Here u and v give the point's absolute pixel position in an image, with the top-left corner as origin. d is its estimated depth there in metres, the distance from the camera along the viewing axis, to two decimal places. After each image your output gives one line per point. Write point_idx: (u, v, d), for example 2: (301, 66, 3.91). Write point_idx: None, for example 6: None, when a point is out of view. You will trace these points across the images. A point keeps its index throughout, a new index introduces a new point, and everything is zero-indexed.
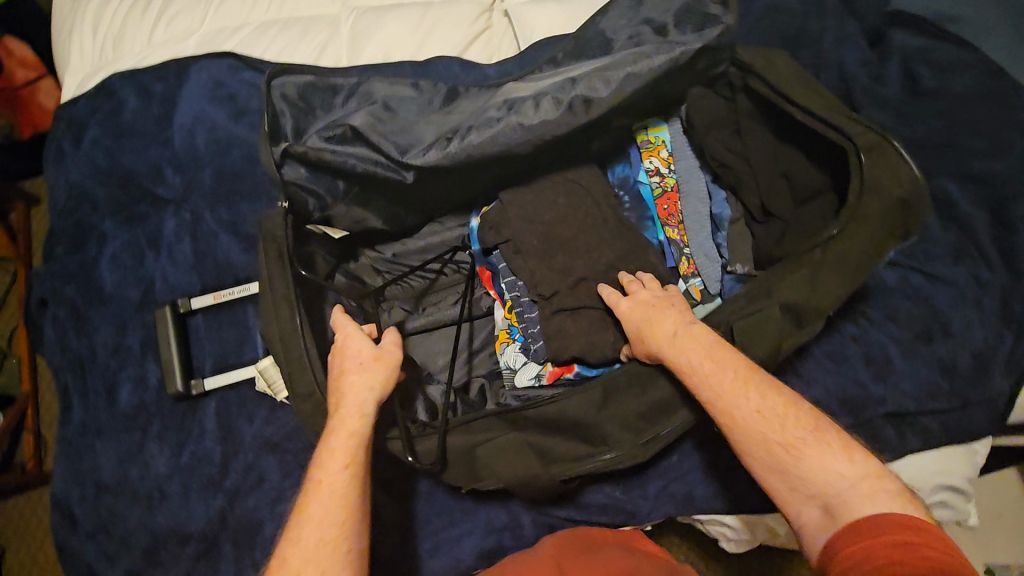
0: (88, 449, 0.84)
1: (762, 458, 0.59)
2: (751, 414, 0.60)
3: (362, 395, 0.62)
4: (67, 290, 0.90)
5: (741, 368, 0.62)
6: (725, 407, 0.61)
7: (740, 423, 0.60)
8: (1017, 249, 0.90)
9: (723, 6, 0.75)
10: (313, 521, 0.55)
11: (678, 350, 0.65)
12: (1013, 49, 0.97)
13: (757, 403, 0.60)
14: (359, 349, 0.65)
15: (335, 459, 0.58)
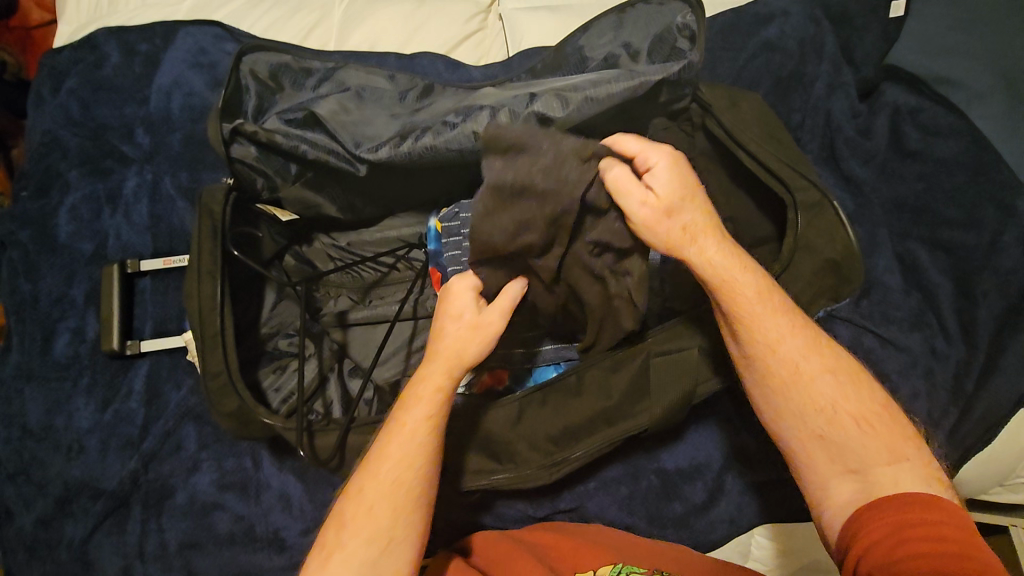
0: (17, 393, 0.85)
1: (802, 417, 0.60)
2: (810, 377, 0.60)
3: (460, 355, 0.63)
4: (23, 234, 0.91)
5: (808, 335, 0.61)
6: (784, 370, 0.60)
7: (795, 385, 0.60)
8: (978, 324, 0.87)
9: (691, 43, 0.75)
10: (388, 463, 0.60)
11: (747, 297, 0.61)
12: (1006, 117, 0.93)
13: (815, 369, 0.60)
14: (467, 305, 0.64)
15: (421, 408, 0.61)
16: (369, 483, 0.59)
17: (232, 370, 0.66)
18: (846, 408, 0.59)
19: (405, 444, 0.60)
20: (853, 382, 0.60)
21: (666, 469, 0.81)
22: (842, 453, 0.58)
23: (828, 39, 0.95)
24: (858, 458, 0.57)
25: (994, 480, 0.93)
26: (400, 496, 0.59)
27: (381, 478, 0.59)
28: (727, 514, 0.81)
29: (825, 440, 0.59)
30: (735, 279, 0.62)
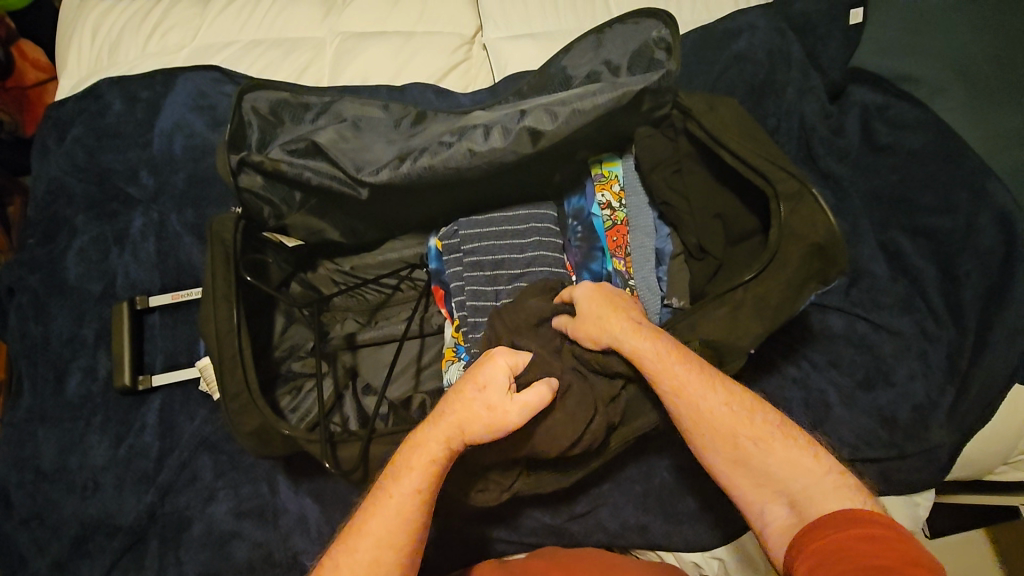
0: (30, 435, 0.85)
1: (729, 456, 0.62)
2: (727, 416, 0.62)
3: (451, 420, 0.60)
4: (32, 279, 0.93)
5: (711, 377, 0.63)
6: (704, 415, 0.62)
7: (720, 432, 0.62)
8: (964, 304, 0.91)
9: (667, 54, 0.80)
10: (374, 542, 0.58)
11: (650, 356, 0.63)
12: (968, 108, 0.99)
13: (720, 410, 0.62)
14: (496, 375, 0.60)
15: (411, 479, 0.59)
16: (346, 545, 0.59)
17: (252, 390, 0.69)
18: (748, 431, 0.61)
19: (389, 510, 0.58)
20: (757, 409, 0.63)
21: (678, 465, 0.83)
22: (765, 477, 0.61)
23: (795, 48, 1.01)
24: (785, 486, 0.60)
25: (999, 458, 0.95)
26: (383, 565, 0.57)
27: (366, 538, 0.58)
28: (741, 505, 0.82)
29: (760, 478, 0.61)
30: (643, 339, 0.63)
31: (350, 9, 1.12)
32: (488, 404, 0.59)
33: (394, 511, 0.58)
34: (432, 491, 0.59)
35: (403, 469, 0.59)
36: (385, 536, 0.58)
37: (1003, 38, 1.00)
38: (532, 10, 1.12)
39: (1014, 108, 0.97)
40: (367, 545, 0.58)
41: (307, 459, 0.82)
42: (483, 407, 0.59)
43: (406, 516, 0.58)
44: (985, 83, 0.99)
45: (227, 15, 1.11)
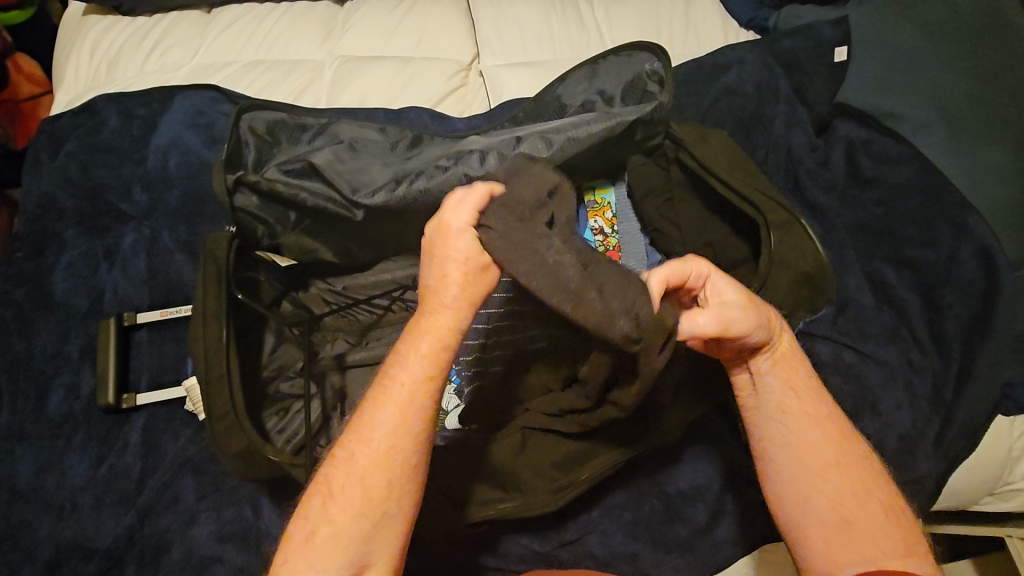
0: (7, 454, 0.83)
1: (829, 504, 0.59)
2: (853, 465, 0.61)
3: (449, 309, 0.58)
4: (18, 293, 0.92)
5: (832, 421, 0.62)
6: (831, 457, 0.60)
7: (834, 471, 0.60)
8: (948, 335, 0.93)
9: (660, 86, 0.83)
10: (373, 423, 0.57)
11: (795, 384, 0.62)
12: (949, 145, 1.02)
13: (830, 449, 0.61)
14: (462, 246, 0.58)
15: (408, 373, 0.57)
16: (344, 457, 0.57)
17: (238, 411, 0.69)
18: (875, 499, 0.60)
19: (388, 414, 0.57)
20: (888, 488, 0.61)
21: (668, 492, 0.82)
22: (862, 539, 0.58)
23: (782, 84, 1.05)
24: (875, 543, 0.57)
25: (985, 489, 0.95)
26: (390, 470, 0.56)
27: (373, 447, 0.56)
28: (730, 533, 0.82)
29: (846, 526, 0.58)
30: (792, 374, 0.63)
31: (350, 33, 1.14)
32: (459, 273, 0.57)
33: (394, 411, 0.56)
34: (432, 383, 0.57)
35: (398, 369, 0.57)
36: (392, 438, 0.56)
37: (982, 79, 1.04)
38: (528, 40, 1.15)
39: (992, 146, 1.01)
40: (371, 450, 0.56)
41: (291, 482, 0.81)
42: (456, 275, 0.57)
43: (409, 420, 0.57)
44: (965, 120, 1.02)
45: (228, 36, 1.13)
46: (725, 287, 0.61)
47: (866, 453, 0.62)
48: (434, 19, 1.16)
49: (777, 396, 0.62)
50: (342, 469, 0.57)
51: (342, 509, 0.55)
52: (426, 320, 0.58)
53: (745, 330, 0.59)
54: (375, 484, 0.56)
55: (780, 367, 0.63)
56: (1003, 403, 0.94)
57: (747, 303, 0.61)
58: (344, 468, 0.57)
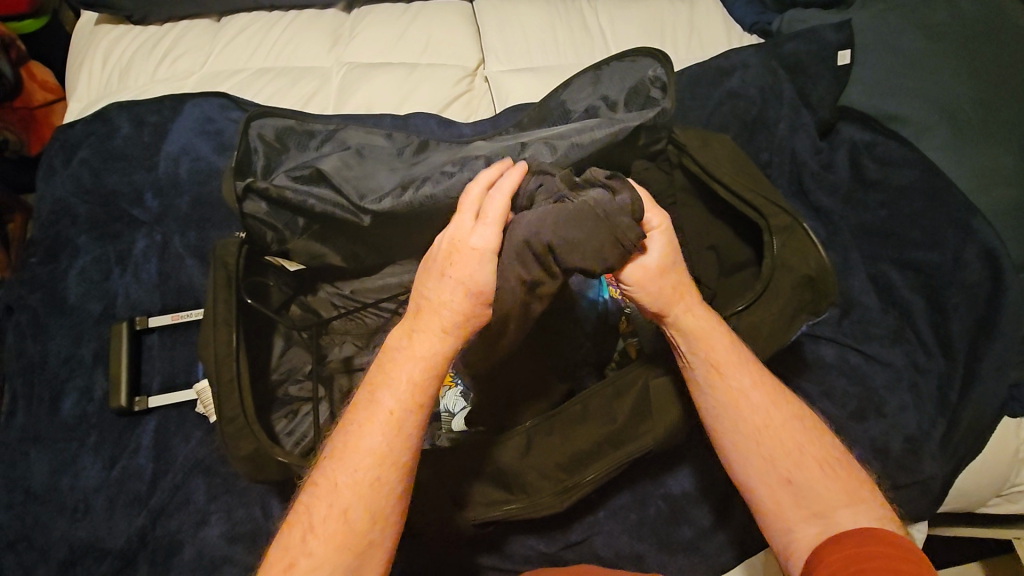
0: (22, 456, 0.85)
1: (769, 467, 0.61)
2: (783, 425, 0.62)
3: (441, 334, 0.57)
4: (32, 298, 0.93)
5: (768, 386, 0.63)
6: (760, 420, 0.62)
7: (765, 436, 0.61)
8: (953, 337, 0.93)
9: (662, 91, 0.83)
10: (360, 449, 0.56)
11: (718, 351, 0.63)
12: (954, 147, 1.02)
13: (771, 416, 0.62)
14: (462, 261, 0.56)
15: (395, 398, 0.56)
16: (326, 487, 0.56)
17: (248, 415, 0.70)
18: (815, 454, 0.61)
19: (374, 442, 0.56)
20: (823, 439, 0.63)
21: (673, 493, 0.83)
22: (807, 497, 0.59)
23: (785, 87, 1.05)
24: (822, 503, 0.59)
25: (991, 491, 0.95)
26: (376, 501, 0.55)
27: (358, 479, 0.55)
28: (735, 534, 0.82)
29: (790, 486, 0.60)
30: (709, 340, 0.62)
31: (356, 41, 1.15)
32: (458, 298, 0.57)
33: (380, 439, 0.56)
34: (419, 411, 0.57)
35: (385, 393, 0.57)
36: (378, 469, 0.55)
37: (986, 81, 1.04)
38: (533, 45, 1.16)
39: (997, 148, 1.01)
40: (358, 481, 0.55)
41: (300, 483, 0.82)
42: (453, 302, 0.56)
43: (397, 450, 0.56)
44: (969, 122, 1.02)
45: (237, 43, 1.15)
46: (646, 246, 0.60)
47: (795, 407, 0.64)
48: (440, 26, 1.17)
49: (701, 363, 0.63)
50: (327, 500, 0.55)
51: (328, 545, 0.54)
52: (411, 340, 0.57)
53: (642, 289, 0.60)
54: (361, 515, 0.55)
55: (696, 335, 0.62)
56: (1008, 405, 0.94)
57: (657, 268, 0.60)
58: (330, 500, 0.55)
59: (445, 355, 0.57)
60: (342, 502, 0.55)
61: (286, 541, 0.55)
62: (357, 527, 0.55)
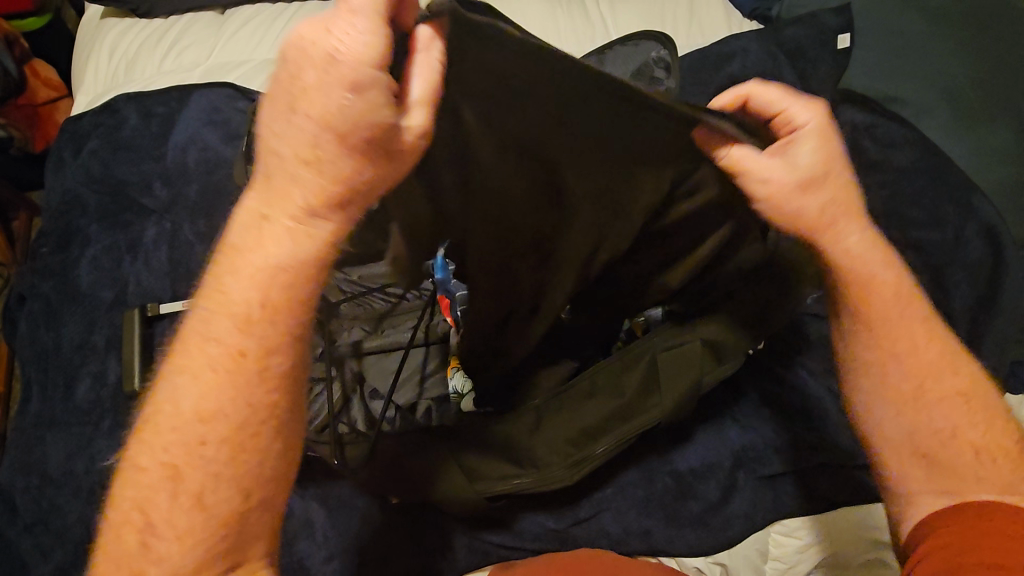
0: (38, 440, 0.86)
1: (909, 431, 0.60)
2: (942, 391, 0.60)
3: (301, 237, 0.44)
4: (45, 287, 0.95)
5: (941, 347, 0.61)
6: (921, 377, 0.60)
7: (919, 395, 0.60)
8: (955, 314, 0.94)
9: (666, 71, 0.85)
10: (205, 399, 0.46)
11: (883, 297, 0.60)
12: (953, 127, 1.03)
13: (934, 374, 0.60)
14: (341, 164, 0.41)
15: (246, 337, 0.45)
16: (157, 473, 0.46)
17: None
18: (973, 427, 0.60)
19: (201, 394, 0.46)
20: (988, 412, 0.61)
21: (680, 470, 0.84)
22: (951, 466, 0.59)
23: (784, 72, 1.06)
24: (962, 479, 0.59)
25: None
26: (235, 453, 0.46)
27: (206, 455, 0.46)
28: (743, 509, 0.83)
29: (927, 457, 0.60)
30: (876, 284, 0.60)
31: None
32: (329, 166, 0.41)
33: (216, 391, 0.46)
34: (272, 343, 0.46)
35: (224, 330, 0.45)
36: (231, 430, 0.46)
37: (986, 62, 1.05)
38: (534, 34, 1.16)
39: (998, 127, 1.02)
40: (202, 441, 0.45)
41: (315, 464, 0.83)
42: (314, 191, 0.42)
43: (256, 409, 0.46)
44: (969, 103, 1.03)
45: (242, 35, 1.16)
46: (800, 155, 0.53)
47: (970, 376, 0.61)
48: None
49: (862, 306, 0.60)
50: (164, 484, 0.45)
51: (177, 542, 0.45)
52: (256, 260, 0.45)
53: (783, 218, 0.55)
54: (206, 478, 0.46)
55: (863, 281, 0.59)
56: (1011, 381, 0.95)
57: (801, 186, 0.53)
58: (163, 465, 0.46)
59: (302, 254, 0.45)
60: (189, 484, 0.46)
61: (116, 506, 0.46)
62: (217, 505, 0.46)
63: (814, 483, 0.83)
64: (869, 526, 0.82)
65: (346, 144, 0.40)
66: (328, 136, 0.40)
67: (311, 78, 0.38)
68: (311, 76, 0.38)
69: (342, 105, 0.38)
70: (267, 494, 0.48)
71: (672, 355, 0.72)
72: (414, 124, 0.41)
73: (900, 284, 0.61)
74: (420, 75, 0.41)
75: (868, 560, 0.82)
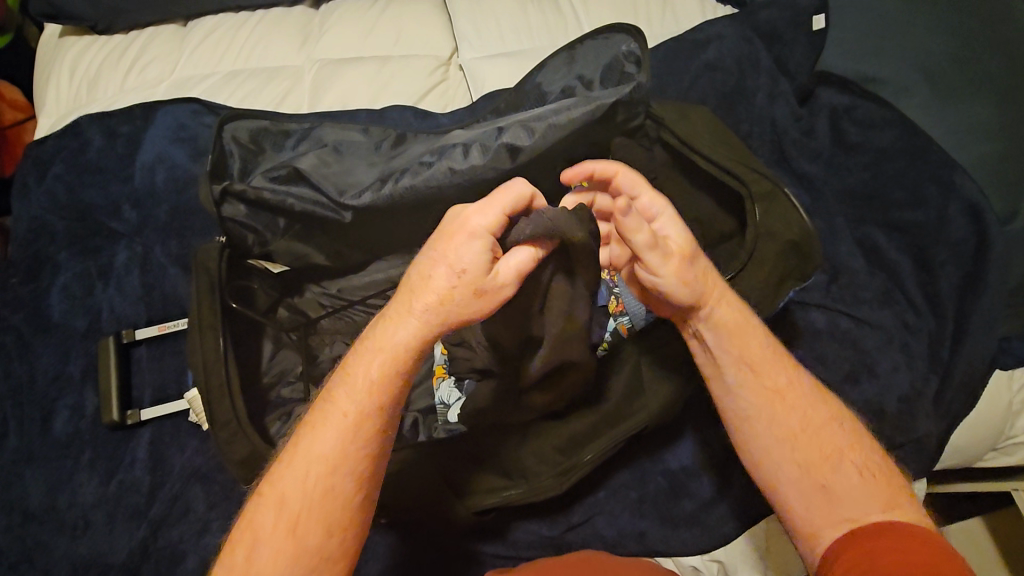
0: (17, 477, 0.84)
1: (800, 470, 0.62)
2: (821, 427, 0.63)
3: (406, 325, 0.56)
4: (15, 318, 0.92)
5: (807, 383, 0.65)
6: (793, 417, 0.63)
7: (801, 432, 0.63)
8: (940, 295, 0.93)
9: (637, 66, 0.83)
10: (312, 451, 0.56)
11: (753, 343, 0.64)
12: (932, 106, 1.02)
13: (818, 411, 0.64)
14: (451, 289, 0.54)
15: (352, 401, 0.57)
16: (269, 526, 0.56)
17: (241, 417, 0.71)
18: (853, 460, 0.62)
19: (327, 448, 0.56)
20: (857, 442, 0.64)
21: (672, 469, 0.83)
22: (840, 499, 0.60)
23: (762, 55, 1.03)
24: (856, 508, 0.60)
25: (986, 445, 0.96)
26: (332, 516, 0.56)
27: (307, 488, 0.56)
28: (737, 504, 0.82)
29: (825, 490, 0.61)
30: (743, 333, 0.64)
31: (327, 36, 1.14)
32: (447, 280, 0.53)
33: (330, 449, 0.56)
34: (369, 420, 0.57)
35: (340, 397, 0.57)
36: (329, 479, 0.56)
37: (961, 37, 1.04)
38: (505, 30, 1.14)
39: (976, 102, 1.01)
40: (305, 507, 0.56)
41: None
42: (424, 313, 0.55)
43: (347, 459, 0.56)
44: (945, 79, 1.02)
45: (205, 48, 1.13)
46: (663, 229, 0.61)
47: (831, 409, 0.64)
48: (412, 17, 1.16)
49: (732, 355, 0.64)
50: (275, 512, 0.56)
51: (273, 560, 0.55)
52: (375, 341, 0.57)
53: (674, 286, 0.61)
54: (311, 533, 0.55)
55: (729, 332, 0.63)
56: (1001, 358, 0.94)
57: (678, 254, 0.61)
58: (272, 515, 0.56)
59: (408, 354, 0.56)
60: (290, 512, 0.56)
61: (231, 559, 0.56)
62: (307, 540, 0.55)
63: None
64: None
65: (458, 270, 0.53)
66: (445, 293, 0.54)
67: (448, 242, 0.54)
68: (460, 227, 0.54)
69: (460, 280, 0.53)
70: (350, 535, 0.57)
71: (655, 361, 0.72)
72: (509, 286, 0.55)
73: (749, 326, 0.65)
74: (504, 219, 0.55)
75: None
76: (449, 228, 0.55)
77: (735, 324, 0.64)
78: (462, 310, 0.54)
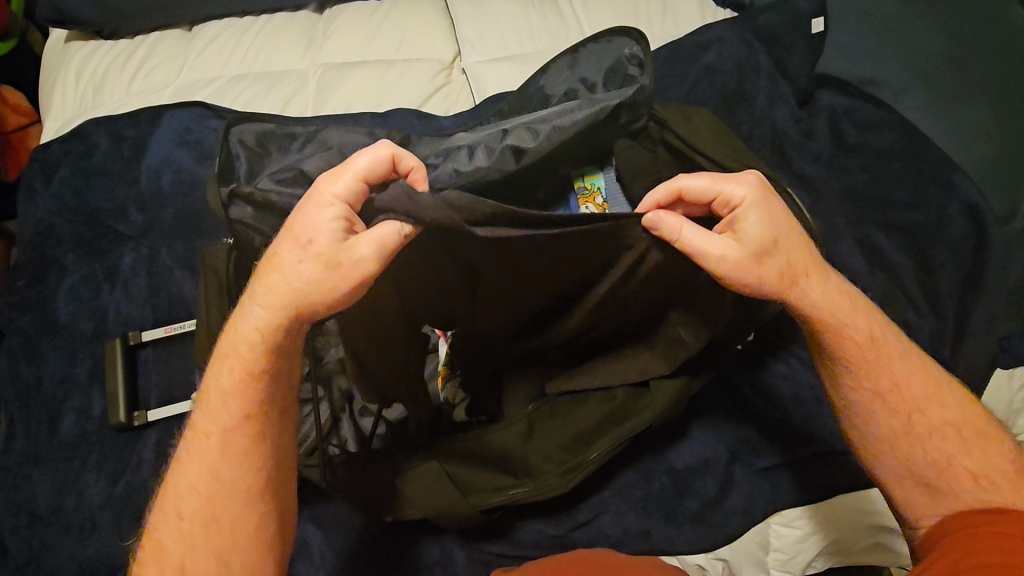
0: (24, 479, 0.85)
1: (907, 462, 0.63)
2: (930, 421, 0.63)
3: (263, 324, 0.55)
4: (22, 321, 0.93)
5: (925, 379, 0.64)
6: (910, 409, 0.63)
7: (910, 425, 0.63)
8: (941, 294, 0.94)
9: (640, 68, 0.84)
10: (189, 474, 0.57)
11: (864, 341, 0.63)
12: (931, 108, 1.03)
13: (932, 410, 0.63)
14: (303, 269, 0.54)
15: (216, 419, 0.57)
16: (156, 558, 0.56)
17: None
18: (965, 458, 0.62)
19: (201, 468, 0.56)
20: (983, 439, 0.63)
21: (676, 467, 0.84)
22: (944, 490, 0.61)
23: (762, 58, 1.04)
24: (961, 497, 0.61)
25: None
26: (220, 546, 0.55)
27: (187, 522, 0.56)
28: (742, 503, 0.83)
29: (930, 484, 0.62)
30: (859, 323, 0.63)
31: (331, 41, 1.15)
32: (298, 263, 0.54)
33: (202, 476, 0.56)
34: (245, 424, 0.56)
35: (206, 415, 0.57)
36: (208, 508, 0.55)
37: (958, 40, 1.05)
38: (507, 33, 1.15)
39: (974, 104, 1.02)
40: (191, 540, 0.55)
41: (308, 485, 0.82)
42: (280, 304, 0.55)
43: (226, 477, 0.56)
44: (944, 81, 1.03)
45: (210, 52, 1.14)
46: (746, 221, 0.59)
47: (959, 406, 0.64)
48: (415, 21, 1.17)
49: (846, 355, 0.63)
50: (158, 550, 0.56)
51: None
52: (229, 350, 0.57)
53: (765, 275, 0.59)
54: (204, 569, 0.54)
55: (836, 326, 0.63)
56: (1000, 356, 0.95)
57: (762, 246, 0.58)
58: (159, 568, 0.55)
59: (265, 346, 0.56)
60: (173, 554, 0.55)
61: None
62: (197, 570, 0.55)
63: (812, 472, 0.82)
64: (870, 513, 0.81)
65: (308, 246, 0.54)
66: (297, 276, 0.54)
67: (295, 228, 0.55)
68: (306, 206, 0.54)
69: (308, 258, 0.54)
70: (239, 554, 0.55)
71: (661, 364, 0.72)
72: (367, 256, 0.53)
73: (876, 329, 0.64)
74: (360, 185, 0.56)
75: (872, 543, 0.83)
76: (297, 209, 0.55)
77: (849, 321, 0.63)
78: (318, 288, 0.54)
